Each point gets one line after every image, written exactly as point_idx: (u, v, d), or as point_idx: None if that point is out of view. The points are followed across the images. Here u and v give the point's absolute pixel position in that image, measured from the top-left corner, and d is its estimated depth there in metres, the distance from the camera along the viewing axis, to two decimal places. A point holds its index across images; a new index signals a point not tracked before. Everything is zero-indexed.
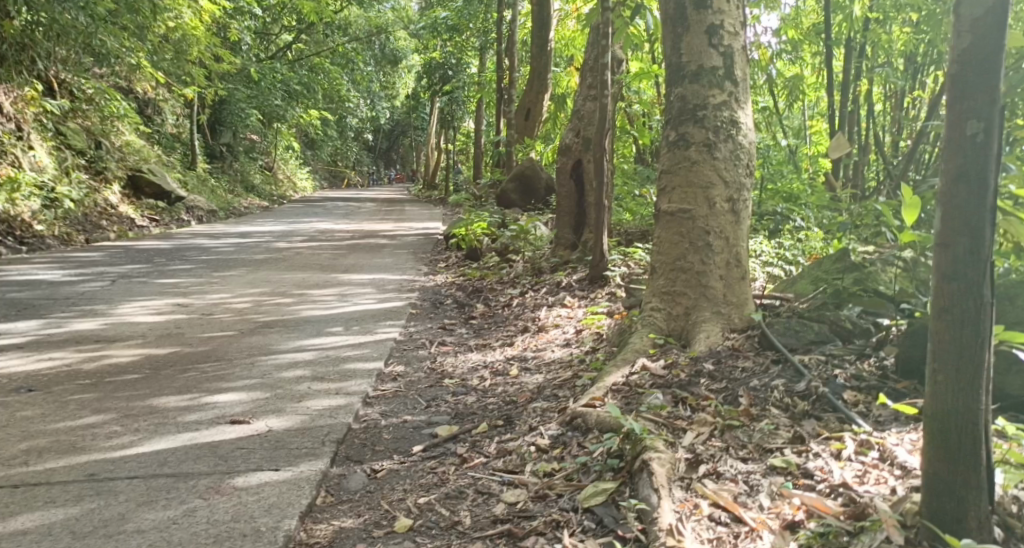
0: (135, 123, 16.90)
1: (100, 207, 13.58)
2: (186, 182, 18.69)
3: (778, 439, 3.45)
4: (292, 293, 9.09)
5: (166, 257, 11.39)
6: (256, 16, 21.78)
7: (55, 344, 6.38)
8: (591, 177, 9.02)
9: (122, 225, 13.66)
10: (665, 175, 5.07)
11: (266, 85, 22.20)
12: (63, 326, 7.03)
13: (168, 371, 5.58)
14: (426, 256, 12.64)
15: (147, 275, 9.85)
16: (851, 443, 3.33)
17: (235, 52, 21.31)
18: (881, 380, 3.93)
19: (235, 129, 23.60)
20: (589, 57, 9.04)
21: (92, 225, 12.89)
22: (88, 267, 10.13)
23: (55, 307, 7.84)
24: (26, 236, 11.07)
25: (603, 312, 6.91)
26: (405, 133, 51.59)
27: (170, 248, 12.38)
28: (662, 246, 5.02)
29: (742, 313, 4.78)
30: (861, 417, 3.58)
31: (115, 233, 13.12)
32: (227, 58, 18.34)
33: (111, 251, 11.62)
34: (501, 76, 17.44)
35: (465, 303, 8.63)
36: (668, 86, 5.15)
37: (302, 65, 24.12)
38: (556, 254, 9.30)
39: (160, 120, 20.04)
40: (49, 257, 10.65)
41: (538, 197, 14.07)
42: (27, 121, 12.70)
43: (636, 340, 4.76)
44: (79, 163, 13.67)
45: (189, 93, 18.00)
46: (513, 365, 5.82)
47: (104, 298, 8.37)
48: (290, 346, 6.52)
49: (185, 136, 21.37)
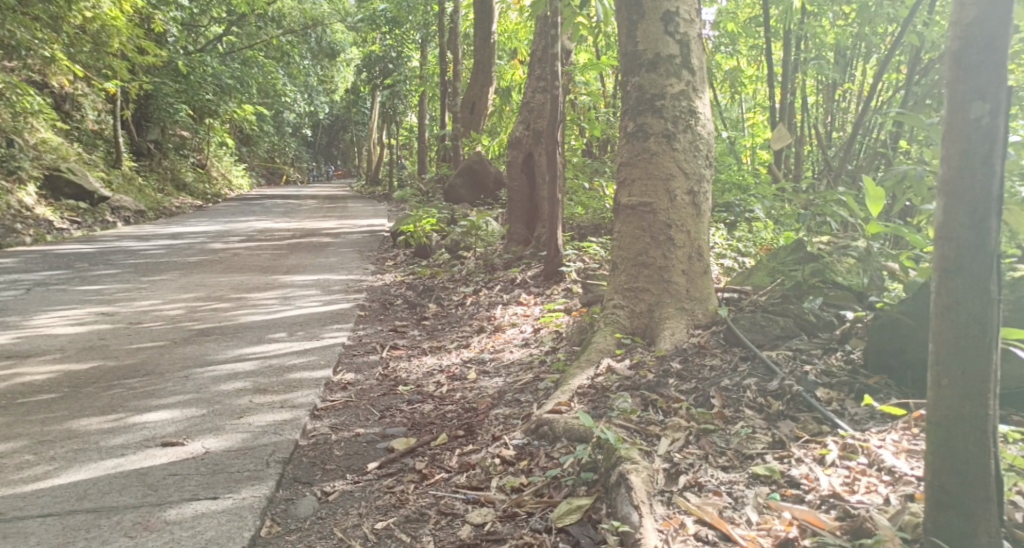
0: (51, 120, 16.27)
1: (15, 209, 12.97)
2: (110, 181, 18.01)
3: (756, 444, 3.37)
4: (229, 298, 8.74)
5: (91, 262, 10.89)
6: (183, 8, 21.06)
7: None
8: (544, 171, 8.85)
9: (39, 228, 13.08)
10: (624, 168, 4.91)
11: (194, 78, 21.56)
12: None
13: (91, 389, 5.26)
14: (373, 255, 12.33)
15: (67, 282, 9.38)
16: (835, 448, 3.28)
17: (160, 45, 20.61)
18: (853, 376, 3.84)
19: (164, 126, 22.84)
20: (536, 48, 8.83)
21: (6, 229, 12.30)
22: (4, 275, 9.61)
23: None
24: None
25: (561, 310, 6.74)
26: (346, 128, 50.82)
27: (95, 252, 11.85)
28: (623, 241, 4.85)
29: (705, 308, 4.64)
30: (838, 416, 3.53)
31: (32, 236, 12.54)
32: (152, 52, 17.71)
33: (30, 256, 11.07)
34: (443, 69, 17.16)
35: (415, 303, 8.38)
36: (624, 75, 4.98)
37: (234, 59, 23.46)
38: (509, 250, 9.08)
39: (80, 116, 19.30)
40: None
41: (486, 192, 13.87)
42: None
43: (598, 340, 4.57)
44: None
45: (111, 88, 17.39)
46: (471, 369, 5.61)
47: (18, 309, 7.91)
48: (229, 356, 6.22)
49: (108, 134, 20.60)
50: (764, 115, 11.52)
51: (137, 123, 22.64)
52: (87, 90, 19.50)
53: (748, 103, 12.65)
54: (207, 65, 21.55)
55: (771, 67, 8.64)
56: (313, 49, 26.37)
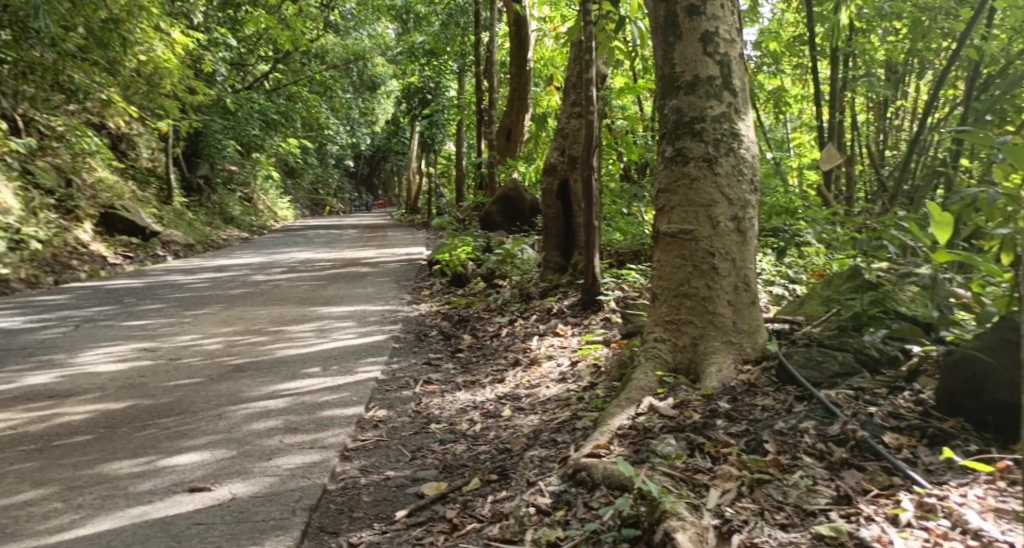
0: (109, 160, 16.68)
1: (71, 247, 13.16)
2: (161, 216, 18.25)
3: (818, 499, 3.12)
4: (267, 331, 8.63)
5: (137, 297, 10.90)
6: (233, 47, 21.44)
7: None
8: (580, 197, 8.61)
9: (94, 264, 13.21)
10: (662, 195, 4.67)
11: (242, 115, 21.89)
12: (16, 380, 6.53)
13: (125, 429, 5.12)
14: (411, 284, 12.19)
15: (114, 318, 9.38)
16: (910, 506, 3.00)
17: (209, 84, 20.97)
18: (924, 419, 3.54)
19: (212, 161, 23.15)
20: (571, 74, 8.63)
21: (62, 266, 12.45)
22: (53, 312, 9.65)
23: (9, 359, 7.32)
24: None
25: (599, 341, 6.48)
26: (387, 158, 51.25)
27: (142, 286, 11.91)
28: (663, 272, 4.60)
29: (754, 342, 4.37)
30: (909, 466, 3.26)
31: (86, 272, 12.67)
32: (202, 90, 17.99)
33: (80, 292, 11.12)
34: (479, 98, 17.11)
35: (451, 335, 8.18)
36: (661, 99, 4.76)
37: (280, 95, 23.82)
38: (545, 279, 8.87)
39: (135, 155, 19.73)
40: (13, 302, 10.18)
41: (523, 219, 13.69)
42: None
43: (638, 377, 4.31)
44: (48, 202, 13.29)
45: (163, 127, 17.71)
46: (506, 405, 5.37)
47: (63, 346, 7.87)
48: (262, 393, 6.06)
49: (161, 171, 20.95)
50: (809, 136, 11.21)
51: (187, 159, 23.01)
52: (142, 129, 19.96)
53: (791, 124, 12.35)
54: (254, 102, 22.32)
55: (816, 86, 8.35)
56: (354, 83, 26.61)
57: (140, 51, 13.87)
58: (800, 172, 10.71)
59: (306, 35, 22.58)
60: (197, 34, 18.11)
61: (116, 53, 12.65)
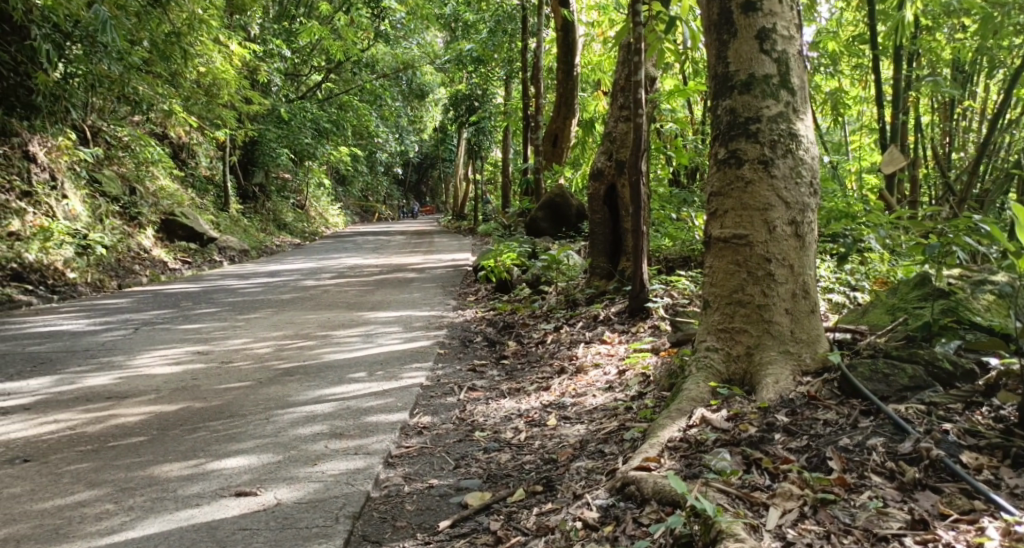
0: (168, 168, 17.03)
1: (134, 252, 13.37)
2: (218, 223, 18.49)
3: (890, 522, 2.99)
4: (315, 335, 8.60)
5: (192, 301, 11.00)
6: (287, 57, 21.71)
7: (56, 402, 5.94)
8: (627, 202, 8.43)
9: (154, 269, 13.38)
10: (715, 198, 4.50)
11: (296, 123, 22.12)
12: (76, 382, 6.56)
13: (176, 431, 5.03)
14: (456, 290, 12.12)
15: (171, 321, 9.45)
16: (996, 535, 2.84)
17: (264, 93, 21.25)
18: (1006, 437, 3.31)
19: (267, 169, 23.44)
20: (620, 77, 8.46)
21: (124, 270, 12.63)
22: (113, 315, 9.75)
23: (70, 361, 7.38)
24: (58, 284, 10.92)
25: (647, 350, 6.30)
26: (434, 166, 51.51)
27: (196, 290, 12.02)
28: (716, 279, 4.43)
29: (814, 352, 4.17)
30: (992, 489, 3.09)
31: (148, 277, 12.83)
32: (257, 99, 18.21)
33: (140, 296, 11.26)
34: (525, 103, 17.04)
35: (496, 341, 8.05)
36: (714, 99, 4.59)
37: (332, 104, 24.05)
38: (591, 285, 8.75)
39: (194, 163, 20.11)
40: (76, 305, 10.33)
41: (570, 224, 13.54)
42: (61, 170, 12.48)
43: (689, 388, 4.15)
44: (113, 209, 13.57)
45: (220, 135, 18.00)
46: (551, 414, 5.23)
47: (122, 349, 7.92)
48: (308, 397, 5.99)
49: (218, 178, 21.29)
50: (866, 140, 10.88)
51: (243, 167, 23.32)
52: (201, 139, 20.40)
53: (847, 128, 12.02)
54: (307, 112, 22.39)
55: (877, 87, 8.06)
56: (404, 91, 26.75)
57: (199, 63, 14.33)
58: (857, 178, 10.38)
59: (359, 44, 22.75)
60: (252, 44, 18.38)
61: (176, 63, 12.84)
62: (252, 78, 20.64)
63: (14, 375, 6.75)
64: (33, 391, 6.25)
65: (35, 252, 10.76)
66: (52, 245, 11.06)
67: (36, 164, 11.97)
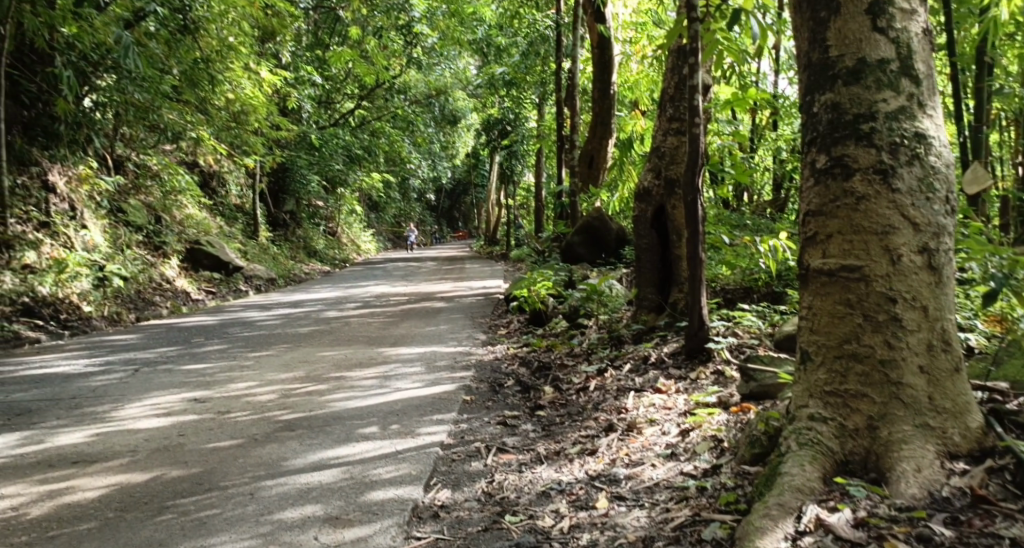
0: (197, 197, 16.30)
1: (156, 282, 12.46)
2: (246, 251, 17.73)
3: None
4: (328, 377, 7.62)
5: (205, 335, 10.05)
6: (318, 84, 21.01)
7: (16, 473, 5.02)
8: (681, 226, 7.37)
9: (176, 300, 12.44)
10: (814, 219, 3.49)
11: (327, 151, 21.39)
12: (45, 441, 5.64)
13: (136, 514, 4.38)
14: (486, 321, 11.14)
15: (175, 360, 8.53)
16: None
17: (294, 120, 20.53)
18: None
19: (298, 196, 22.78)
20: (667, 85, 7.42)
21: (144, 302, 11.65)
22: (118, 353, 8.82)
23: (52, 412, 6.46)
24: (71, 319, 9.89)
25: (713, 404, 5.24)
26: (468, 190, 50.79)
27: (213, 323, 11.13)
28: (817, 324, 3.41)
29: (963, 426, 3.12)
30: None
31: (168, 308, 11.88)
32: (286, 126, 17.47)
33: (152, 331, 10.24)
34: (561, 123, 16.06)
35: (529, 387, 7.00)
36: (809, 93, 3.57)
37: (364, 131, 23.33)
38: (638, 320, 7.65)
39: (224, 192, 19.51)
40: (83, 342, 9.29)
41: (609, 250, 12.57)
42: (82, 201, 11.66)
43: (791, 473, 3.14)
44: (136, 239, 12.81)
45: (249, 162, 17.23)
46: (601, 492, 4.24)
47: (114, 396, 6.96)
48: (307, 464, 5.03)
49: (247, 207, 20.62)
50: None
51: (273, 195, 22.75)
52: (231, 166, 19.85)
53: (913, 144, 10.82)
54: (339, 138, 21.62)
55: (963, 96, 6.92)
56: (437, 117, 25.87)
57: (226, 90, 13.63)
58: None
59: (392, 70, 21.95)
60: (279, 71, 17.62)
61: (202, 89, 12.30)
62: (281, 105, 20.03)
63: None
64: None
65: (48, 285, 9.87)
66: (68, 278, 10.17)
67: (57, 194, 11.16)
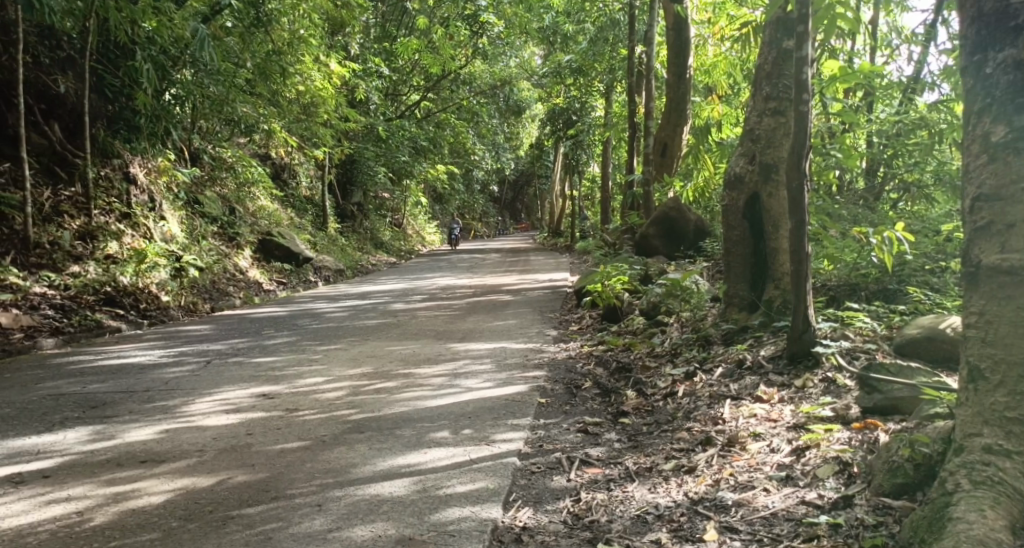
0: (269, 189, 16.10)
1: (230, 273, 12.13)
2: (315, 243, 17.48)
3: None
4: (397, 373, 7.18)
5: (275, 327, 9.66)
6: (386, 75, 20.68)
7: (83, 472, 4.66)
8: (783, 216, 6.69)
9: (250, 291, 12.08)
10: (986, 204, 3.11)
11: (394, 142, 21.04)
12: (114, 436, 5.27)
13: (198, 525, 3.96)
14: (557, 316, 10.59)
15: (246, 350, 8.18)
16: None
17: (360, 111, 20.25)
18: None
19: (366, 188, 22.53)
20: (765, 61, 6.73)
21: (218, 292, 11.28)
22: (191, 343, 8.37)
23: (126, 403, 6.05)
24: (151, 308, 9.41)
25: (829, 419, 4.60)
26: (531, 182, 50.28)
27: (285, 314, 10.79)
28: (994, 335, 3.08)
29: None
30: None
31: (242, 298, 11.50)
32: (353, 117, 17.15)
33: (225, 321, 9.82)
34: (632, 110, 15.40)
35: (611, 391, 6.42)
36: (978, 49, 3.13)
37: (430, 122, 22.95)
38: (728, 318, 6.99)
39: (294, 183, 19.33)
40: (160, 331, 8.83)
41: (687, 243, 11.91)
42: (160, 193, 11.34)
43: (969, 520, 2.86)
44: (212, 230, 12.59)
45: (318, 154, 16.97)
46: (709, 521, 3.71)
47: (187, 388, 6.56)
48: (374, 472, 4.56)
49: (317, 199, 20.41)
50: None
51: (342, 186, 22.53)
52: (301, 158, 19.66)
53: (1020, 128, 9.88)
54: (405, 129, 21.30)
55: None
56: (501, 108, 25.33)
57: (296, 80, 13.39)
58: None
59: (459, 61, 21.50)
60: (345, 61, 17.32)
61: (274, 82, 12.11)
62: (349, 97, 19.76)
63: (52, 423, 5.48)
64: (62, 450, 5.01)
65: (128, 275, 9.42)
66: (147, 268, 9.73)
67: (137, 186, 10.88)
